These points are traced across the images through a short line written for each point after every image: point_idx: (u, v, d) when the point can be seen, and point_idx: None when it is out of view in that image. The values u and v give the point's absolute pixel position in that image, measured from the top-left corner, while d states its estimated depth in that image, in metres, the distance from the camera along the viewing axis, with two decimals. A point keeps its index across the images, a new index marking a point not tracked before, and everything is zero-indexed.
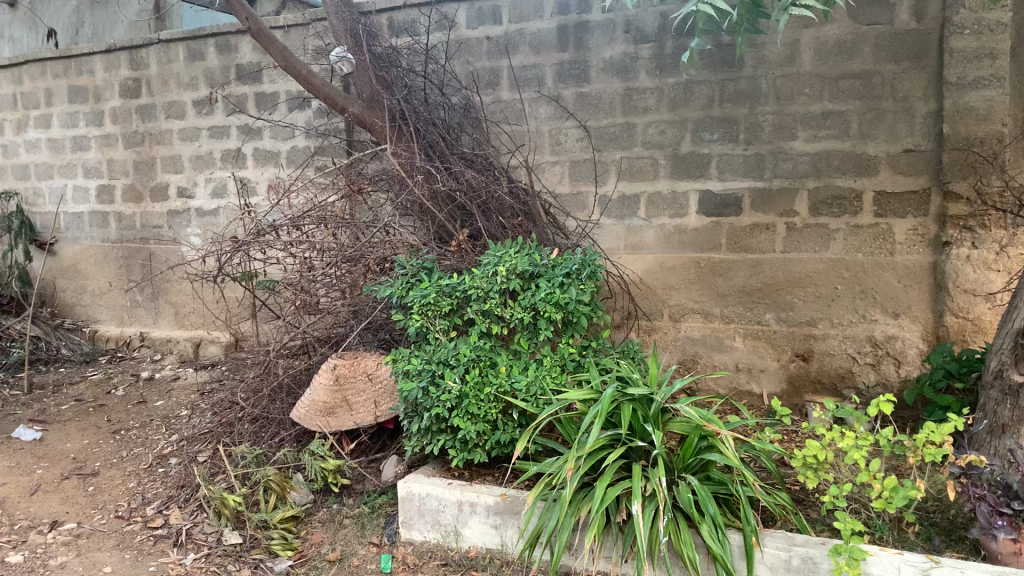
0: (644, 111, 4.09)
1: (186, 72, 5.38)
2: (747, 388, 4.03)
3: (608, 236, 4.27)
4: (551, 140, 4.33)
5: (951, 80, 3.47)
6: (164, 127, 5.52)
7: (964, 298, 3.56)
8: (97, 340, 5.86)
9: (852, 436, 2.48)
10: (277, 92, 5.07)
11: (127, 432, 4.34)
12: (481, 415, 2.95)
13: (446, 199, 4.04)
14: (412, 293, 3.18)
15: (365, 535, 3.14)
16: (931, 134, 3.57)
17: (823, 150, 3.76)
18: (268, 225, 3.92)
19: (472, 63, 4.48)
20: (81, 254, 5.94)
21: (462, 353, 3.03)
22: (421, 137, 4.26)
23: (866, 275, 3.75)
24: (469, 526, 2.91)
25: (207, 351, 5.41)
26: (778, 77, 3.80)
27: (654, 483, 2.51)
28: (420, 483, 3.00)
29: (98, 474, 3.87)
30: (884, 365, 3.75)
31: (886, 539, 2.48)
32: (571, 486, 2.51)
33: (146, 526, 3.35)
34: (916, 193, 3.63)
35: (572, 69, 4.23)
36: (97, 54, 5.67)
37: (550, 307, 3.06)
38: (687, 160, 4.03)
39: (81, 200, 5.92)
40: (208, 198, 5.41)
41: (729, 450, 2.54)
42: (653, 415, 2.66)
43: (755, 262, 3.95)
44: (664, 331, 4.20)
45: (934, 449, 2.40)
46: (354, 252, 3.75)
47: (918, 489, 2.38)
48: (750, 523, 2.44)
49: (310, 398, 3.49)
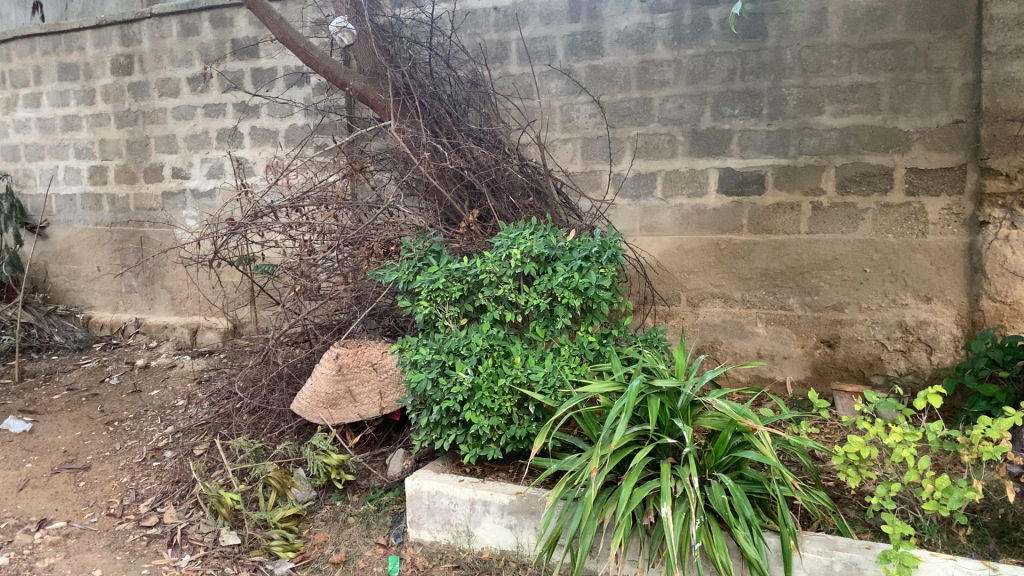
0: (661, 85, 3.87)
1: (180, 48, 5.16)
2: (770, 375, 3.85)
3: (623, 217, 4.07)
4: (563, 116, 4.12)
5: (989, 49, 3.24)
6: (158, 106, 5.30)
7: (1002, 281, 3.33)
8: (91, 326, 5.69)
9: (899, 431, 2.29)
10: (275, 68, 4.85)
11: (121, 424, 4.15)
12: (495, 409, 2.74)
13: (454, 177, 3.82)
14: (420, 278, 2.97)
15: (371, 535, 2.95)
16: (968, 107, 3.35)
17: (852, 125, 3.54)
18: (267, 206, 3.70)
19: (479, 36, 4.25)
20: (75, 237, 5.75)
21: (474, 342, 2.82)
22: (426, 113, 4.04)
23: (896, 257, 3.54)
24: (482, 526, 2.72)
25: (205, 338, 5.23)
26: (804, 47, 3.58)
27: (685, 483, 2.32)
28: (429, 480, 2.82)
29: (90, 468, 3.69)
30: (915, 351, 3.56)
31: (935, 543, 2.31)
32: (596, 486, 2.32)
33: (140, 525, 3.17)
34: (951, 169, 3.42)
35: (584, 41, 4.01)
36: (88, 30, 5.45)
37: (568, 293, 2.86)
38: (706, 137, 3.81)
39: (73, 181, 5.71)
40: (203, 179, 5.20)
41: (766, 447, 2.34)
42: (681, 408, 2.47)
43: (778, 243, 3.74)
44: (682, 317, 4.02)
45: (992, 447, 2.20)
46: (357, 234, 3.53)
47: (976, 490, 2.19)
48: (788, 526, 2.26)
49: (312, 389, 3.31)
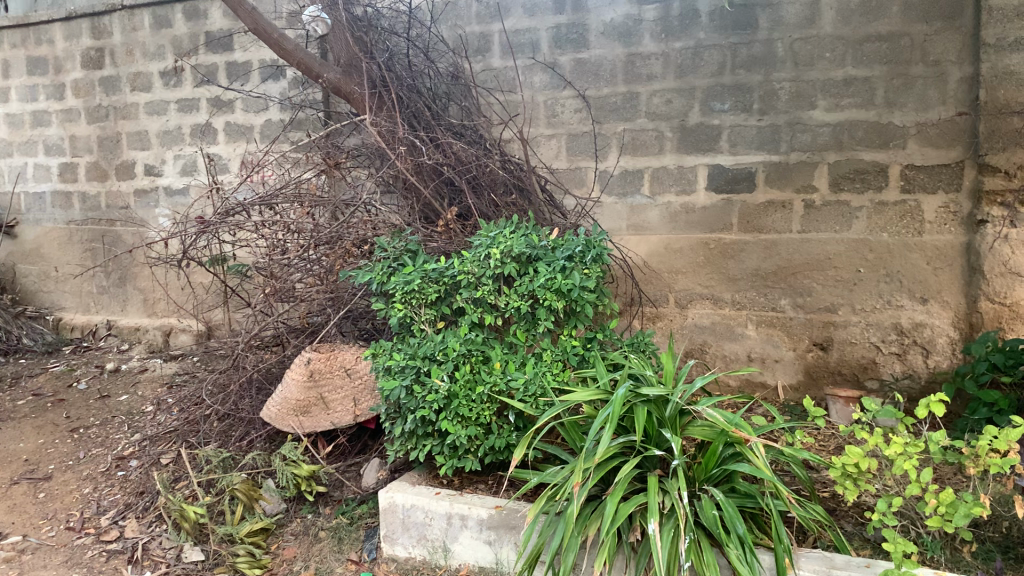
0: (649, 79, 3.74)
1: (152, 41, 4.98)
2: (761, 379, 3.72)
3: (610, 216, 3.93)
4: (547, 111, 3.98)
5: (988, 42, 3.11)
6: (130, 100, 5.12)
7: (1002, 281, 3.20)
8: (62, 329, 5.50)
9: (901, 442, 2.15)
10: (249, 62, 4.69)
11: (86, 431, 3.98)
12: (473, 418, 2.60)
13: (432, 173, 3.69)
14: (394, 280, 2.81)
15: (342, 551, 2.79)
16: (965, 101, 3.22)
17: (846, 120, 3.41)
18: (236, 203, 3.53)
19: (460, 27, 4.09)
20: (44, 237, 5.56)
21: (451, 348, 2.67)
22: (404, 107, 3.89)
23: (892, 257, 3.41)
24: (460, 541, 2.57)
25: (178, 341, 5.06)
26: (795, 40, 3.45)
27: (673, 497, 2.18)
28: (404, 493, 2.67)
29: (51, 478, 3.52)
30: (911, 355, 3.43)
31: (938, 560, 2.18)
32: (579, 501, 2.18)
33: (99, 540, 3.01)
34: (948, 166, 3.29)
35: (568, 34, 3.86)
36: (57, 22, 5.27)
37: (550, 294, 2.72)
38: (695, 132, 3.68)
39: (43, 179, 5.52)
40: (176, 176, 5.03)
41: (760, 460, 2.20)
42: (669, 418, 2.33)
43: (768, 243, 3.61)
44: (669, 319, 3.88)
45: (1000, 459, 2.08)
46: (331, 233, 3.37)
47: (984, 506, 2.05)
48: (783, 542, 2.12)
49: (281, 396, 3.12)
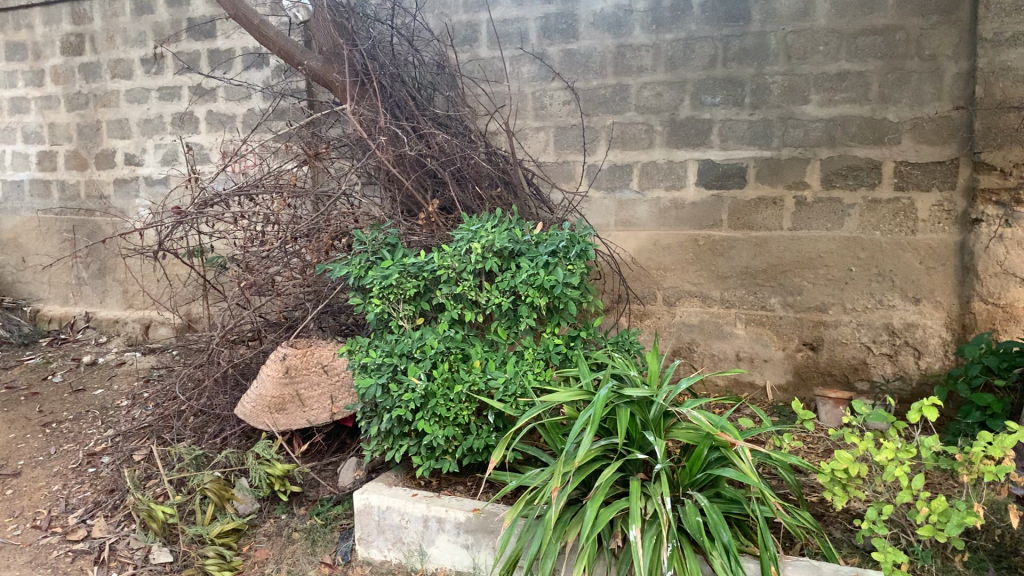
0: (639, 71, 3.65)
1: (134, 27, 4.87)
2: (749, 379, 3.64)
3: (598, 211, 3.84)
4: (535, 103, 3.89)
5: (985, 36, 3.03)
6: (111, 88, 5.01)
7: (996, 281, 3.13)
8: (39, 320, 5.39)
9: (891, 448, 2.08)
10: (232, 49, 4.58)
11: (58, 426, 3.88)
12: (451, 418, 2.52)
13: (414, 164, 3.59)
14: (372, 274, 2.73)
15: (315, 553, 2.71)
16: (961, 97, 3.14)
17: (839, 115, 3.33)
18: (212, 194, 3.42)
19: (447, 16, 4.00)
20: (22, 226, 5.44)
21: (429, 345, 2.59)
22: (387, 96, 3.79)
23: (884, 256, 3.34)
24: (436, 544, 2.48)
25: (157, 333, 4.95)
26: (789, 33, 3.36)
27: (656, 503, 2.11)
28: (380, 495, 2.58)
29: (19, 474, 3.42)
30: (902, 355, 3.36)
31: (929, 570, 2.11)
32: (558, 506, 2.10)
33: (65, 539, 2.92)
34: (942, 164, 3.21)
35: (558, 23, 3.77)
36: (37, 7, 5.15)
37: (533, 290, 2.64)
38: (685, 127, 3.60)
39: (21, 167, 5.40)
40: (157, 166, 4.93)
41: (746, 465, 2.13)
42: (653, 420, 2.26)
43: (759, 240, 3.53)
44: (657, 317, 3.80)
45: (993, 467, 2.01)
46: (310, 226, 3.27)
47: (977, 514, 1.98)
48: (769, 550, 2.04)
49: (256, 393, 3.05)
